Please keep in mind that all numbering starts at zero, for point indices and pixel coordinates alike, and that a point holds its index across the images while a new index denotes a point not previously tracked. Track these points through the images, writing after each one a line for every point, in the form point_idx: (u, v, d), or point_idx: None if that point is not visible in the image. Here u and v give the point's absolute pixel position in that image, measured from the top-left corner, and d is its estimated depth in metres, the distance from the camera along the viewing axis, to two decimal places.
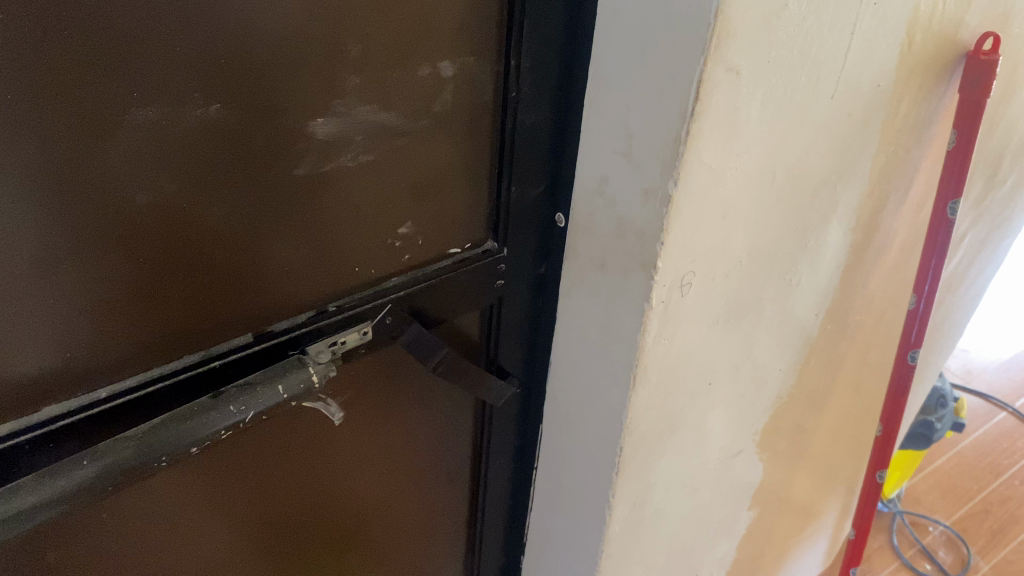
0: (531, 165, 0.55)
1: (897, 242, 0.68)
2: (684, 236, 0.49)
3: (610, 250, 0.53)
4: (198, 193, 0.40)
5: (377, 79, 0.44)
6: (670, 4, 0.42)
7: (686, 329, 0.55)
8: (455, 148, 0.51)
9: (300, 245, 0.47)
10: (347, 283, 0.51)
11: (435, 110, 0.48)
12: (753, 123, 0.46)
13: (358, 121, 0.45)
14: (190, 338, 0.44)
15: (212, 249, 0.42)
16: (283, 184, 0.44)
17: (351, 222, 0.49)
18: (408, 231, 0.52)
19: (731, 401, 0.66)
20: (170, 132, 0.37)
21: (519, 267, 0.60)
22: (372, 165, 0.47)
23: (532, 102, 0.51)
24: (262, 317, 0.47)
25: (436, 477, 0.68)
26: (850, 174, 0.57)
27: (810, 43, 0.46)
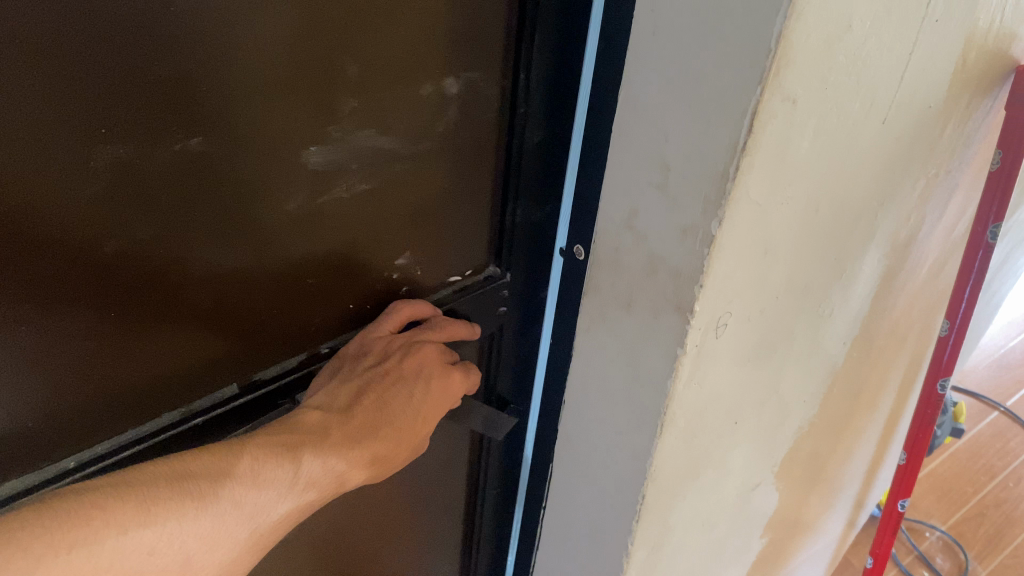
0: (537, 184, 0.53)
1: (929, 260, 0.64)
2: (724, 274, 0.44)
3: (638, 287, 0.48)
4: (173, 240, 0.35)
5: (379, 102, 0.40)
6: (720, 26, 0.37)
7: (716, 371, 0.51)
8: (453, 170, 0.48)
9: (291, 286, 0.43)
10: (338, 316, 0.48)
11: (436, 131, 0.45)
12: (803, 153, 0.42)
13: (355, 146, 0.40)
14: (167, 397, 0.40)
15: (192, 296, 0.37)
16: (271, 223, 0.39)
17: (346, 254, 0.45)
18: (406, 261, 0.49)
19: (756, 437, 0.62)
20: (146, 171, 0.32)
21: (520, 291, 0.59)
22: (370, 193, 0.43)
23: (541, 117, 0.49)
24: (247, 367, 0.43)
25: (424, 503, 0.65)
26: (891, 199, 0.53)
27: (869, 67, 0.41)
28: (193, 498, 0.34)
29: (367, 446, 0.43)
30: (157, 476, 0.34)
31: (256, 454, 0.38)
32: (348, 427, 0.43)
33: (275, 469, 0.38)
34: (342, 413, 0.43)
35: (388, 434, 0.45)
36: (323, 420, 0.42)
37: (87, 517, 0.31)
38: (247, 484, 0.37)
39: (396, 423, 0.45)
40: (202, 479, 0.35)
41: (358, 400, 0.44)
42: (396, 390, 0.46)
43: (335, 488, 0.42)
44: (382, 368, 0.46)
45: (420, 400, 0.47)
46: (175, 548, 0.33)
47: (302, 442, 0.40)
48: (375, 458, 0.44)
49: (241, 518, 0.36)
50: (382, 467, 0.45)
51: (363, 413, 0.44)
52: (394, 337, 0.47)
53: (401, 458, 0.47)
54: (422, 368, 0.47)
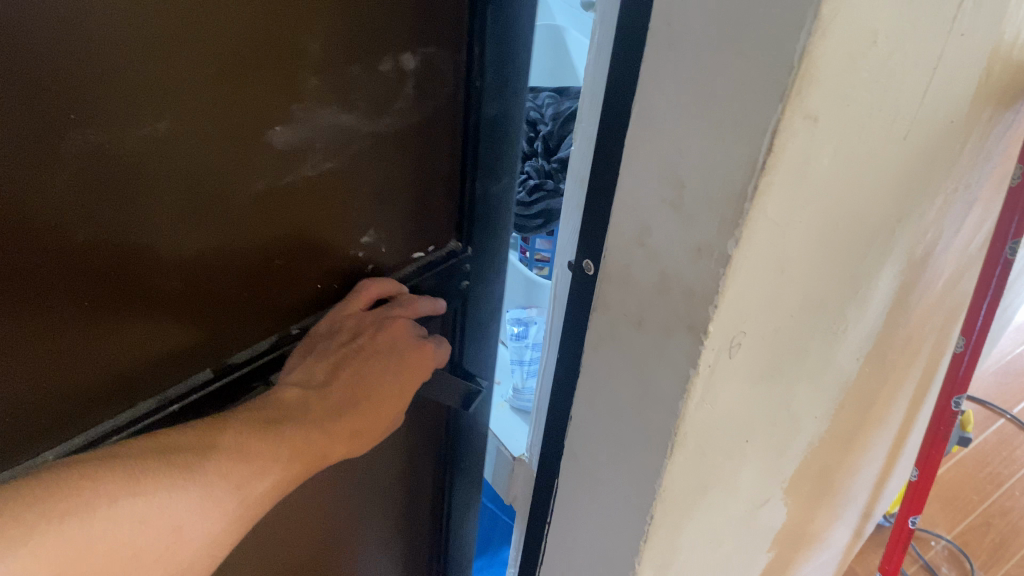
0: (491, 158, 0.61)
1: (944, 274, 0.63)
2: (740, 294, 0.43)
3: (648, 305, 0.46)
4: (150, 222, 0.39)
5: (338, 84, 0.46)
6: (740, 40, 0.36)
7: (728, 391, 0.49)
8: (411, 147, 0.55)
9: (263, 263, 0.48)
10: (307, 293, 0.54)
11: (394, 107, 0.51)
12: (823, 172, 0.41)
13: (317, 124, 0.46)
14: (151, 371, 0.45)
15: (165, 272, 0.42)
16: (241, 201, 0.44)
17: (312, 228, 0.50)
18: (371, 240, 0.56)
19: (767, 454, 0.60)
20: (125, 151, 0.36)
21: (480, 264, 0.68)
22: (332, 170, 0.49)
23: (492, 92, 0.57)
24: (223, 348, 0.49)
25: (389, 481, 0.74)
26: (908, 216, 0.52)
27: (892, 84, 0.40)
28: (177, 468, 0.40)
29: (349, 416, 0.53)
30: (144, 450, 0.40)
31: (234, 436, 0.45)
32: (327, 401, 0.52)
33: (251, 446, 0.45)
34: (324, 388, 0.52)
35: (367, 407, 0.54)
36: (303, 395, 0.51)
37: (78, 487, 0.36)
38: (228, 455, 0.43)
39: (375, 392, 0.55)
40: (183, 451, 0.41)
41: (334, 375, 0.53)
42: (372, 364, 0.55)
43: (320, 461, 0.50)
44: (358, 344, 0.54)
45: (391, 373, 0.56)
46: (159, 516, 0.39)
47: (280, 416, 0.48)
48: (354, 426, 0.53)
49: (218, 490, 0.42)
50: (366, 434, 0.55)
51: (341, 386, 0.53)
52: (365, 314, 0.55)
53: (379, 425, 0.56)
54: (395, 345, 0.56)
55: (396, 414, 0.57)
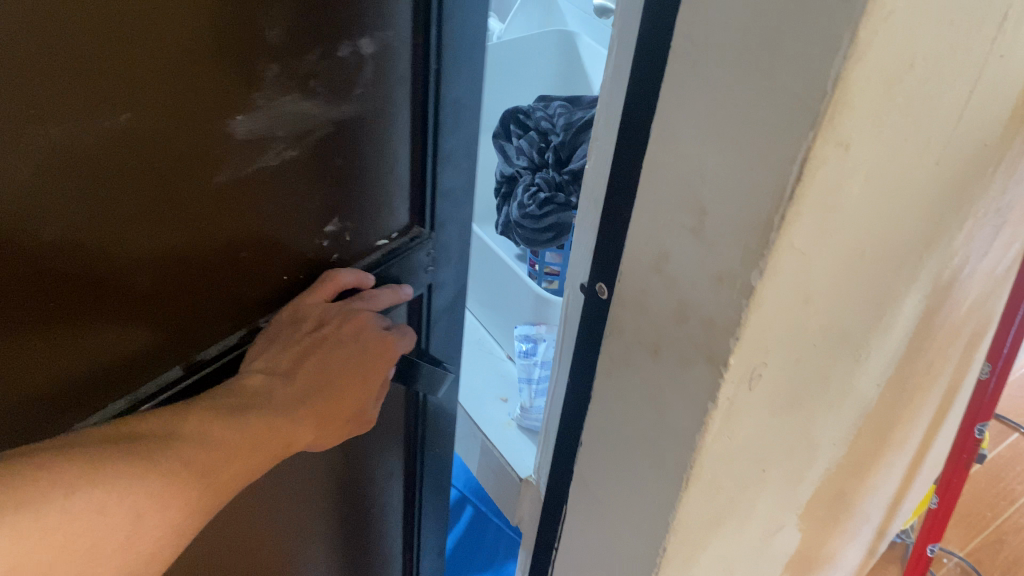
0: (451, 139, 0.58)
1: (968, 297, 0.61)
2: (762, 326, 0.41)
3: (665, 334, 0.44)
4: (109, 221, 0.36)
5: (300, 68, 0.43)
6: (769, 62, 0.33)
7: (746, 422, 0.47)
8: (373, 131, 0.52)
9: (227, 260, 0.45)
10: (273, 287, 0.50)
11: (355, 92, 0.48)
12: (852, 200, 0.39)
13: (277, 112, 0.43)
14: (112, 381, 0.41)
15: (127, 273, 0.39)
16: (202, 196, 0.41)
17: (275, 221, 0.47)
18: (336, 228, 0.53)
19: (783, 482, 0.58)
20: (77, 146, 0.33)
21: (443, 246, 0.65)
22: (294, 159, 0.46)
23: (450, 70, 0.54)
24: (189, 348, 0.46)
25: (353, 473, 0.69)
26: (936, 242, 0.50)
27: (926, 108, 0.38)
28: (139, 458, 0.35)
29: (316, 404, 0.48)
30: (96, 440, 0.35)
31: (201, 418, 0.40)
32: (293, 388, 0.47)
33: (216, 432, 0.40)
34: (288, 374, 0.47)
35: (333, 394, 0.49)
36: (267, 383, 0.46)
37: (32, 477, 0.31)
38: (191, 443, 0.38)
39: (342, 381, 0.50)
40: (141, 440, 0.37)
41: (298, 363, 0.48)
42: (338, 351, 0.50)
43: (284, 450, 0.45)
44: (323, 332, 0.49)
45: (357, 360, 0.51)
46: (123, 508, 0.34)
47: (246, 404, 0.43)
48: (322, 416, 0.48)
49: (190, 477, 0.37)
50: (331, 427, 0.50)
51: (306, 373, 0.48)
52: (331, 303, 0.51)
53: (345, 418, 0.51)
54: (361, 332, 0.52)
55: (361, 403, 0.53)
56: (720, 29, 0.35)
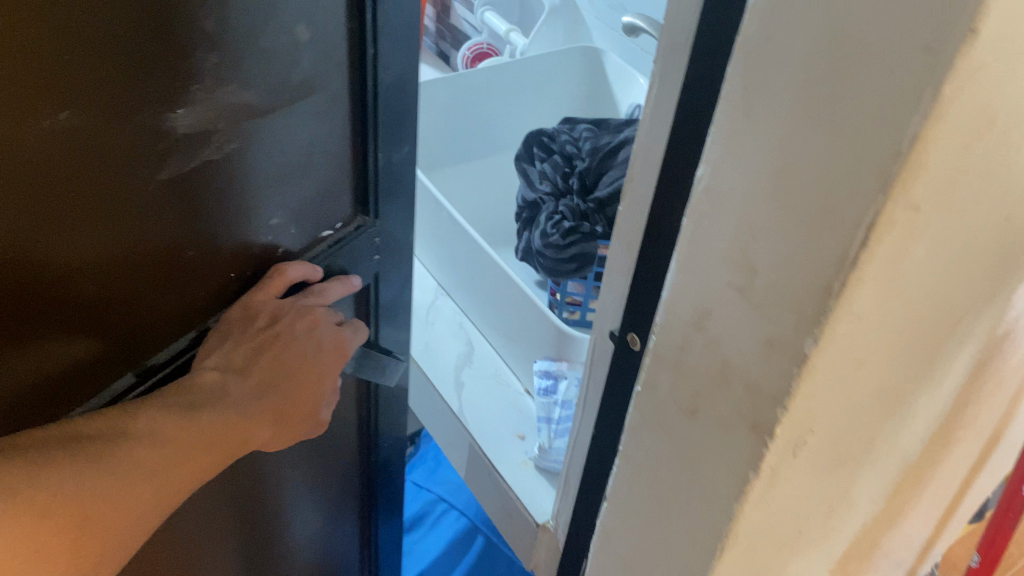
0: (396, 129, 0.57)
1: (1018, 348, 0.58)
2: (813, 393, 0.37)
3: (704, 396, 0.41)
4: (42, 229, 0.34)
5: (228, 44, 0.39)
6: (836, 115, 0.30)
7: (787, 489, 0.44)
8: (327, 119, 0.50)
9: (160, 259, 0.42)
10: (211, 286, 0.47)
11: (297, 75, 0.45)
12: (917, 263, 0.35)
13: (220, 104, 0.41)
14: (30, 407, 0.37)
15: (35, 272, 0.35)
16: (146, 198, 0.39)
17: (223, 220, 0.45)
18: (280, 224, 0.50)
19: (819, 542, 0.55)
20: (15, 151, 0.31)
21: (388, 232, 0.63)
22: (237, 154, 0.43)
23: (391, 55, 0.52)
24: (122, 336, 0.42)
25: (335, 484, 0.73)
26: (994, 296, 0.46)
27: (1001, 165, 0.35)
28: (89, 460, 0.35)
29: (267, 402, 0.47)
30: (58, 454, 0.35)
31: (154, 415, 0.40)
32: (245, 382, 0.46)
33: (179, 437, 0.40)
34: (240, 370, 0.46)
35: (285, 391, 0.48)
36: (220, 378, 0.45)
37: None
38: (147, 444, 0.38)
39: (285, 383, 0.49)
40: (95, 445, 0.36)
41: (249, 360, 0.47)
42: (291, 345, 0.49)
43: (243, 445, 0.45)
44: (275, 329, 0.48)
45: (311, 353, 0.51)
46: (79, 518, 0.34)
47: (202, 401, 0.43)
48: (272, 414, 0.47)
49: (148, 489, 0.38)
50: (278, 423, 0.48)
51: (257, 369, 0.47)
52: (282, 301, 0.49)
53: (304, 411, 0.51)
54: (302, 321, 0.50)
55: (315, 398, 0.51)
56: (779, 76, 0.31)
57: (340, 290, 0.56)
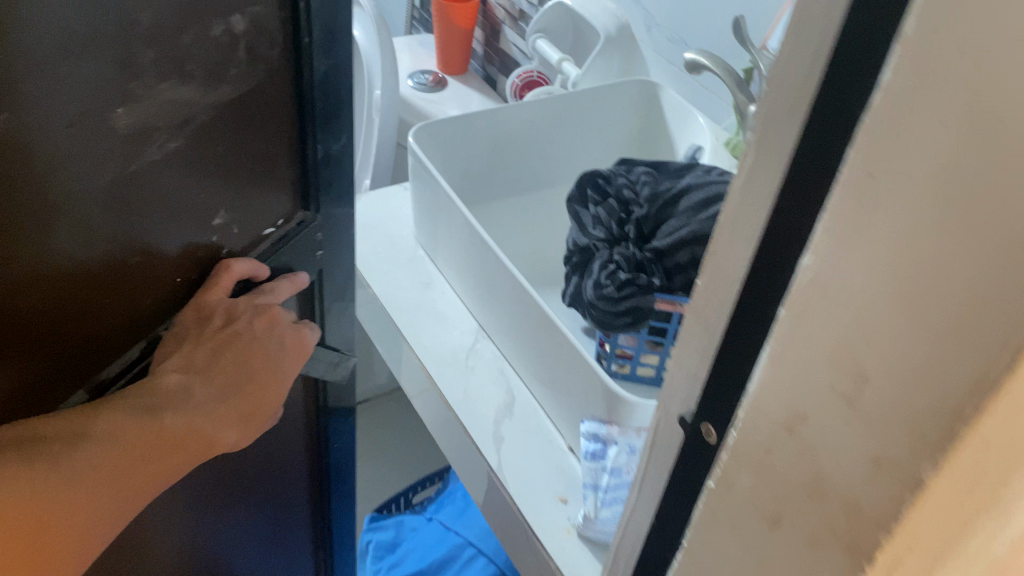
0: (327, 122, 0.61)
1: None
2: (938, 546, 0.29)
3: (790, 507, 0.35)
4: (17, 235, 0.37)
5: (173, 51, 0.42)
6: (998, 210, 0.22)
7: None
8: (264, 115, 0.53)
9: (116, 266, 0.44)
10: (165, 291, 0.50)
11: (232, 75, 0.48)
12: None
13: (157, 102, 0.42)
14: (14, 409, 0.41)
15: (25, 287, 0.39)
16: (92, 196, 0.40)
17: (164, 217, 0.47)
18: (222, 220, 0.53)
19: None
20: None
21: (328, 222, 0.67)
22: (179, 151, 0.46)
23: (321, 52, 0.56)
24: (94, 350, 0.46)
25: (271, 469, 0.78)
26: None
27: None
28: (46, 459, 0.39)
29: (234, 403, 0.52)
30: (12, 445, 0.38)
31: (111, 417, 0.43)
32: (212, 387, 0.51)
33: (131, 431, 0.44)
34: (204, 373, 0.50)
35: (248, 392, 0.53)
36: (183, 381, 0.49)
37: None
38: (102, 441, 0.42)
39: (259, 379, 0.54)
40: (54, 441, 0.40)
41: (208, 365, 0.51)
42: (251, 346, 0.54)
43: (207, 448, 0.49)
44: (234, 330, 0.53)
45: (275, 352, 0.56)
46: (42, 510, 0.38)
47: (166, 403, 0.47)
48: (242, 415, 0.52)
49: (108, 484, 0.42)
50: (255, 421, 0.54)
51: (220, 371, 0.52)
52: (236, 302, 0.54)
53: (269, 406, 0.55)
54: (270, 324, 0.57)
55: (278, 396, 0.56)
56: (895, 201, 0.25)
57: (289, 289, 0.61)
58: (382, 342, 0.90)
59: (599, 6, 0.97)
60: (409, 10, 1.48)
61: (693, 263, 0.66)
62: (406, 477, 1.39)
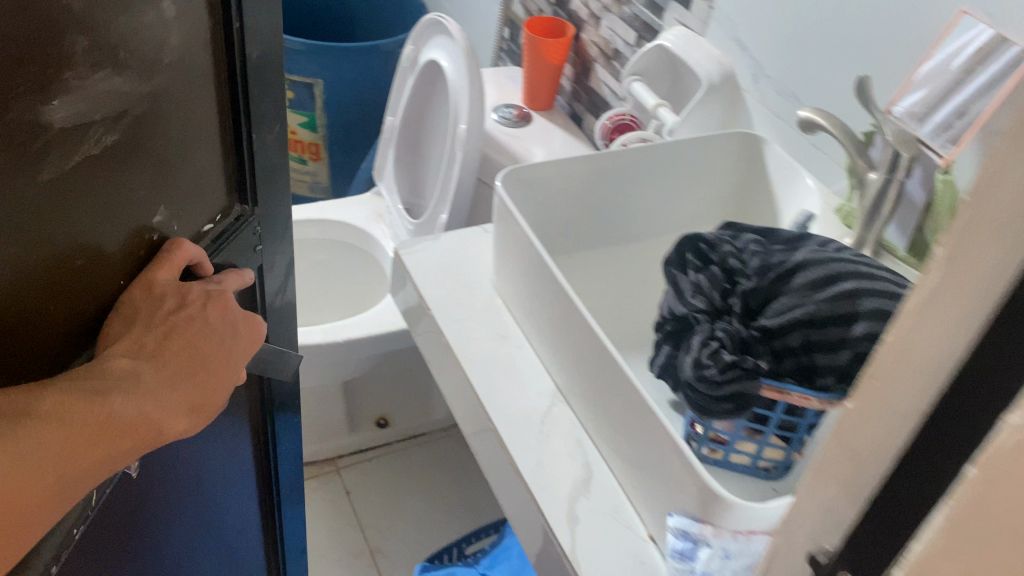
0: (263, 111, 0.61)
1: None
2: None
3: None
4: None
5: (107, 41, 0.42)
6: None
7: None
8: (196, 105, 0.53)
9: (57, 264, 0.45)
10: (110, 292, 0.51)
11: (165, 62, 0.48)
12: None
13: (93, 91, 0.42)
14: None
15: None
16: (32, 191, 0.41)
17: (102, 213, 0.47)
18: (161, 217, 0.54)
19: None
20: None
21: (267, 213, 0.67)
22: (113, 145, 0.46)
23: (255, 34, 0.56)
24: (39, 353, 0.47)
25: (215, 466, 0.76)
26: None
27: None
28: None
29: (191, 392, 0.52)
30: None
31: (59, 398, 0.43)
32: (160, 368, 0.50)
33: (78, 411, 0.43)
34: (151, 355, 0.50)
35: (205, 379, 0.53)
36: (131, 364, 0.48)
37: None
38: (45, 421, 0.41)
39: (218, 369, 0.55)
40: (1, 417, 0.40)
41: (159, 346, 0.51)
42: (206, 331, 0.54)
43: (156, 434, 0.49)
44: (187, 312, 0.53)
45: (231, 342, 0.56)
46: None
47: (113, 386, 0.46)
48: (193, 404, 0.52)
49: (51, 459, 0.41)
50: (204, 411, 0.53)
51: (174, 354, 0.51)
52: (189, 284, 0.54)
53: (223, 395, 0.55)
54: (223, 310, 0.56)
55: (234, 383, 0.57)
56: None
57: (236, 278, 0.61)
58: (449, 393, 0.85)
59: (705, 55, 0.92)
60: (497, 44, 1.45)
61: (806, 349, 0.59)
62: (442, 512, 1.37)
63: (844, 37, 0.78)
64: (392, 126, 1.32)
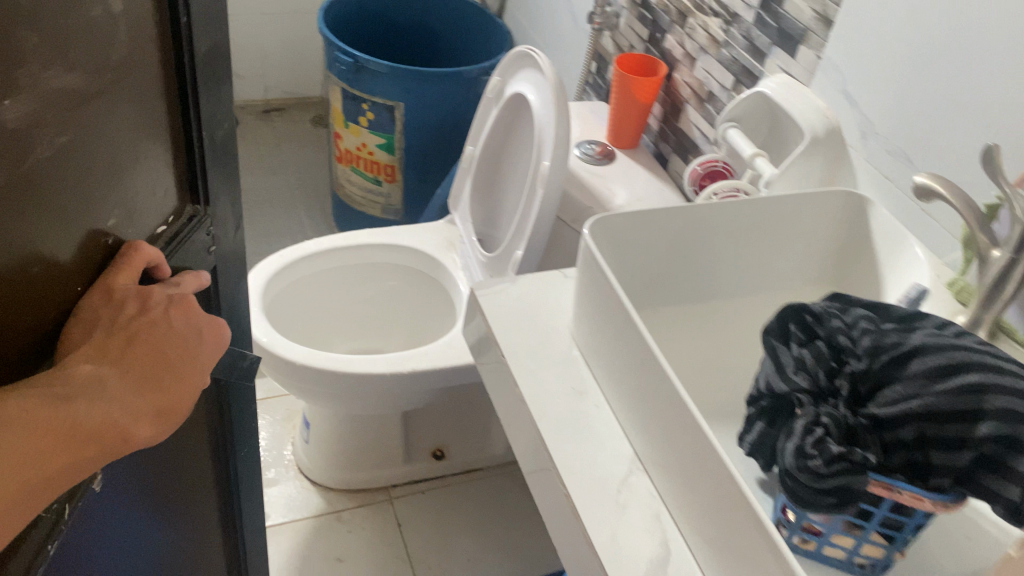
0: (212, 109, 0.60)
1: None
2: None
3: None
4: None
5: (57, 40, 0.42)
6: None
7: None
8: (147, 103, 0.53)
9: (13, 268, 0.44)
10: (65, 299, 0.51)
11: (114, 60, 0.48)
12: None
13: (42, 90, 0.42)
14: None
15: None
16: None
17: (56, 217, 0.46)
18: (114, 221, 0.53)
19: None
20: None
21: (221, 213, 0.66)
22: (66, 146, 0.45)
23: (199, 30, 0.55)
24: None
25: (178, 471, 0.74)
26: None
27: None
28: None
29: (154, 399, 0.53)
30: None
31: (20, 402, 0.44)
32: (121, 375, 0.51)
33: (39, 413, 0.45)
34: (115, 363, 0.51)
35: (171, 385, 0.54)
36: (92, 371, 0.49)
37: None
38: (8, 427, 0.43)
39: (184, 374, 0.56)
40: None
41: (121, 353, 0.52)
42: (167, 334, 0.55)
43: (120, 441, 0.50)
44: (145, 318, 0.53)
45: (196, 344, 0.57)
46: None
47: (73, 393, 0.47)
48: (157, 410, 0.53)
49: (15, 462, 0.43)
50: (171, 417, 0.55)
51: (134, 359, 0.52)
52: (149, 291, 0.55)
53: (189, 399, 0.56)
54: (187, 313, 0.57)
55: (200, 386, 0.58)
56: None
57: (195, 283, 0.61)
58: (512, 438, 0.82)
59: (810, 107, 0.87)
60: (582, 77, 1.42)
61: (920, 444, 0.55)
62: (482, 545, 1.34)
63: (964, 100, 0.73)
64: (471, 155, 1.31)
